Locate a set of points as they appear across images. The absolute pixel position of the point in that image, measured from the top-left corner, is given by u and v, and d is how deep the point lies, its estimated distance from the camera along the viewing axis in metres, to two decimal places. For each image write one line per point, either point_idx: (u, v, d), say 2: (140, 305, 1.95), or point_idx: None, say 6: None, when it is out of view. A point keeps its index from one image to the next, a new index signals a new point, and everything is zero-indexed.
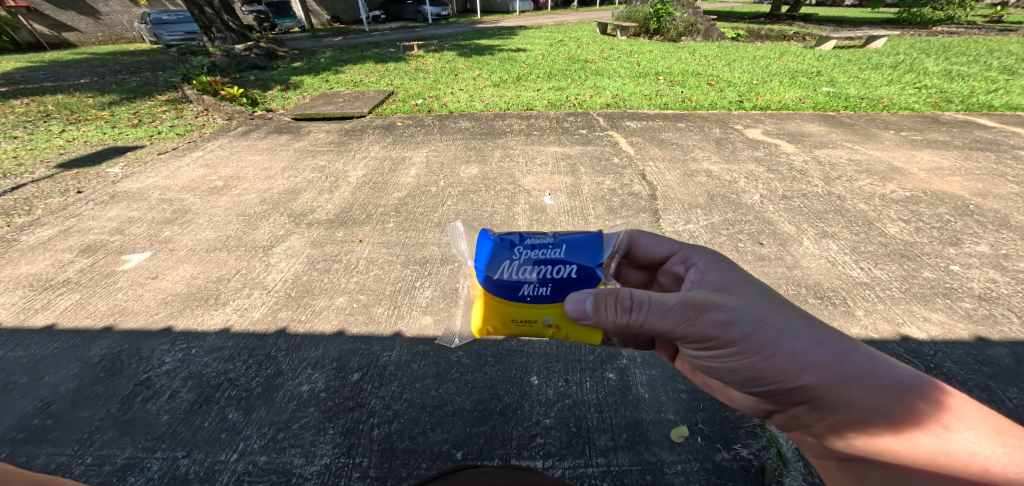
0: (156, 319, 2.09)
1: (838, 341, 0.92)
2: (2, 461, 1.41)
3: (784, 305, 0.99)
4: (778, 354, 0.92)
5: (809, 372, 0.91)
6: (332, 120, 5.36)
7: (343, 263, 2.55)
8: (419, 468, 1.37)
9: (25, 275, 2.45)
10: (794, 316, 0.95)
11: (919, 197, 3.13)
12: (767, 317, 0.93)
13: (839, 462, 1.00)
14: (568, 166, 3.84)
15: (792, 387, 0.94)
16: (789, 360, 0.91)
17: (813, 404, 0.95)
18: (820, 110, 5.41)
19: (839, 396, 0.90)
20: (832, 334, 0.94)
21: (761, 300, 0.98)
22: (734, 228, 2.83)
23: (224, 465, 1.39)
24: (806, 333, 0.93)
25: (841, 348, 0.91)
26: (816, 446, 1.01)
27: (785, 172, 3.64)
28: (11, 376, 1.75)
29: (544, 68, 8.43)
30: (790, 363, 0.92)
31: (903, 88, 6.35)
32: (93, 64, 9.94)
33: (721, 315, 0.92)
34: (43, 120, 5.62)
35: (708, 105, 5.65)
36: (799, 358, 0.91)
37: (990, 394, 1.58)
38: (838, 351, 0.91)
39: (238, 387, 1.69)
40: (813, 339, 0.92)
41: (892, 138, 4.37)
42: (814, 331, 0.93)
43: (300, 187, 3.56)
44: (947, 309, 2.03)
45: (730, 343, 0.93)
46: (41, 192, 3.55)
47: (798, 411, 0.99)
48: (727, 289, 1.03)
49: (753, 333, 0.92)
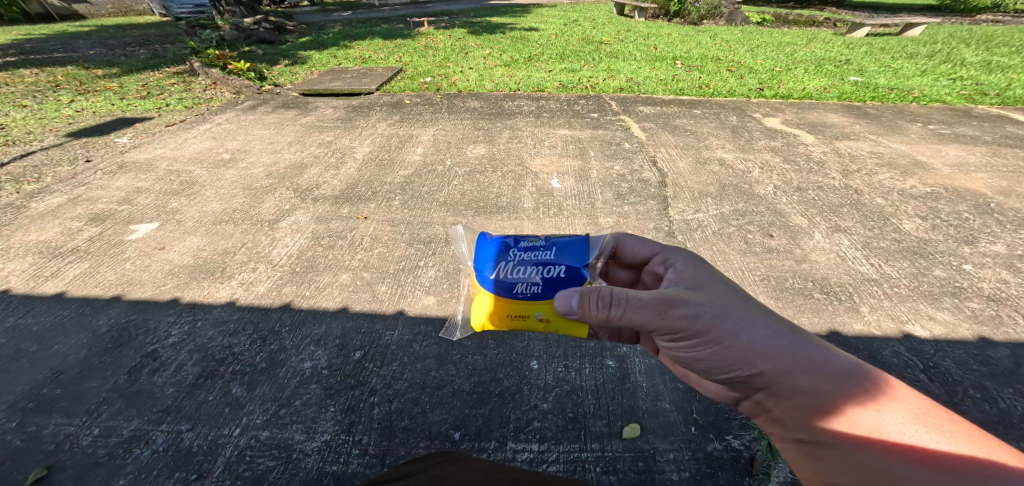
0: (163, 290, 2.13)
1: (793, 333, 0.91)
2: (14, 429, 1.45)
3: (749, 301, 0.96)
4: (739, 345, 0.89)
5: (766, 362, 0.89)
6: (340, 97, 5.30)
7: (348, 239, 2.55)
8: (417, 446, 1.39)
9: (35, 242, 2.49)
10: (755, 310, 0.93)
11: (940, 194, 3.03)
12: (731, 311, 0.91)
13: (796, 446, 0.95)
14: (577, 149, 3.77)
15: (751, 376, 0.92)
16: (749, 351, 0.89)
17: (771, 393, 0.93)
18: (845, 100, 5.22)
19: (791, 384, 0.89)
20: (788, 326, 0.93)
21: (728, 296, 0.95)
22: (744, 218, 2.76)
23: (227, 439, 1.42)
24: (766, 325, 0.91)
25: (793, 340, 0.90)
26: (778, 432, 0.98)
27: (802, 163, 3.54)
28: (21, 343, 1.80)
29: (558, 48, 8.24)
30: (749, 354, 0.89)
31: (936, 79, 6.10)
32: (105, 36, 9.88)
33: (689, 308, 0.89)
34: (52, 90, 5.62)
35: (726, 91, 5.49)
36: (758, 349, 0.89)
37: (984, 394, 1.55)
38: (793, 341, 0.90)
39: (242, 361, 1.72)
40: (771, 330, 0.90)
41: (918, 131, 4.20)
42: (772, 323, 0.92)
43: (306, 162, 3.55)
44: (953, 308, 1.98)
45: (695, 337, 0.91)
46: (50, 160, 3.58)
47: (760, 398, 0.97)
48: (696, 286, 1.00)
49: (718, 326, 0.89)
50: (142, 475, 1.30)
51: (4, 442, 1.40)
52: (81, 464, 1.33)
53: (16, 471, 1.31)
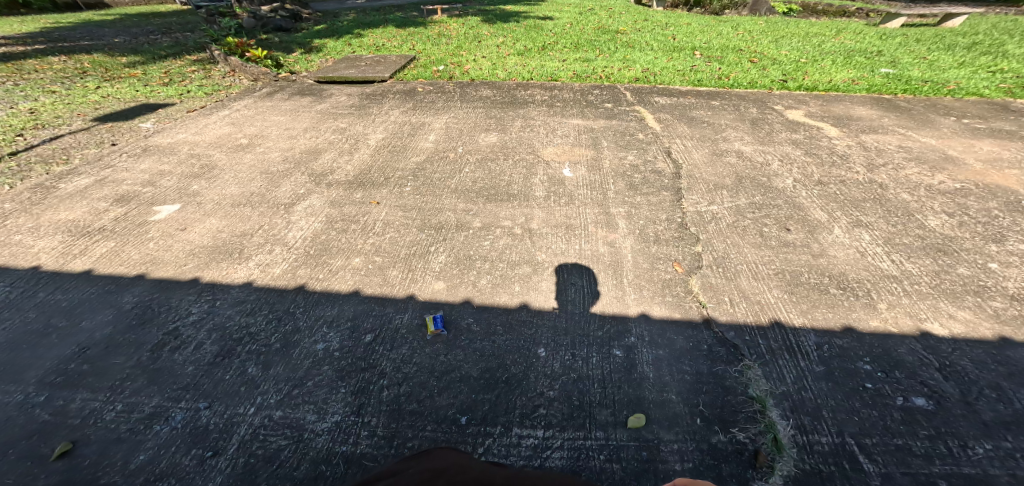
0: (184, 269, 2.21)
1: None
2: (42, 402, 1.51)
3: None
4: None
5: None
6: (355, 84, 5.34)
7: (361, 224, 2.60)
8: (424, 429, 1.43)
9: (65, 221, 2.60)
10: None
11: (970, 190, 2.91)
12: None
13: None
14: (590, 139, 3.73)
15: None
16: None
17: None
18: (874, 92, 5.02)
19: None
20: None
21: None
22: (760, 211, 2.71)
23: (241, 418, 1.47)
24: None
25: None
26: None
27: (824, 156, 3.43)
28: (51, 319, 1.89)
29: (574, 38, 8.12)
30: None
31: (975, 71, 5.81)
32: (129, 24, 10.12)
33: None
34: (80, 77, 5.81)
35: (747, 82, 5.33)
36: None
37: (1000, 393, 1.50)
38: None
39: (257, 341, 1.78)
40: None
41: (950, 126, 4.02)
42: None
43: (321, 148, 3.60)
44: (974, 307, 1.91)
45: None
46: (78, 143, 3.72)
47: None
48: None
49: None
50: (162, 451, 1.34)
51: (34, 415, 1.45)
52: (104, 438, 1.39)
53: (44, 442, 1.36)
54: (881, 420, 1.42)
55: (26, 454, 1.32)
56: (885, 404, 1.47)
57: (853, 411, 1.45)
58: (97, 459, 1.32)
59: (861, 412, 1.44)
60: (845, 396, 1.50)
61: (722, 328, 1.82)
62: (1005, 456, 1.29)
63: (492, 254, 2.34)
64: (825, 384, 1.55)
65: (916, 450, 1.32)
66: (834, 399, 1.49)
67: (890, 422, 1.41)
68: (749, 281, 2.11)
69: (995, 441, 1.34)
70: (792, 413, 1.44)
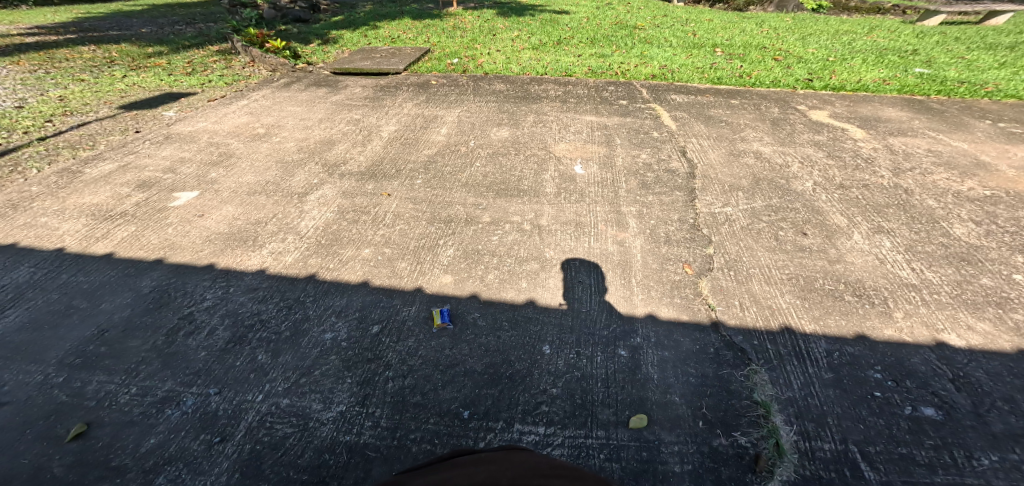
0: (200, 255, 2.27)
1: None
2: (61, 383, 1.58)
3: None
4: None
5: None
6: (369, 76, 5.37)
7: (372, 215, 2.63)
8: (427, 422, 1.44)
9: (89, 205, 2.70)
10: None
11: (1001, 197, 2.78)
12: None
13: None
14: (603, 136, 3.69)
15: None
16: None
17: None
18: (905, 93, 4.83)
19: None
20: None
21: None
22: (776, 214, 2.64)
23: (250, 405, 1.51)
24: None
25: None
26: None
27: (847, 159, 3.32)
28: (73, 300, 1.97)
29: (591, 32, 8.01)
30: None
31: (1017, 72, 5.52)
32: (155, 15, 10.37)
33: None
34: (107, 66, 5.99)
35: (769, 81, 5.18)
36: None
37: (1013, 406, 1.44)
38: None
39: (268, 329, 1.83)
40: None
41: (985, 129, 3.84)
42: None
43: (335, 139, 3.65)
44: (995, 319, 1.83)
45: None
46: (105, 129, 3.85)
47: None
48: None
49: None
50: (171, 436, 1.39)
51: (52, 396, 1.52)
52: (118, 421, 1.44)
53: (60, 423, 1.42)
54: (887, 429, 1.38)
55: (43, 434, 1.38)
56: (892, 413, 1.43)
57: (859, 419, 1.41)
58: (110, 441, 1.37)
59: (868, 420, 1.41)
60: (852, 404, 1.46)
61: (730, 331, 1.79)
62: (1010, 468, 1.25)
63: (501, 249, 2.34)
64: (833, 391, 1.51)
65: (919, 459, 1.29)
66: (841, 406, 1.46)
67: (896, 431, 1.37)
68: (761, 285, 2.06)
69: (1001, 452, 1.29)
70: (796, 419, 1.42)
